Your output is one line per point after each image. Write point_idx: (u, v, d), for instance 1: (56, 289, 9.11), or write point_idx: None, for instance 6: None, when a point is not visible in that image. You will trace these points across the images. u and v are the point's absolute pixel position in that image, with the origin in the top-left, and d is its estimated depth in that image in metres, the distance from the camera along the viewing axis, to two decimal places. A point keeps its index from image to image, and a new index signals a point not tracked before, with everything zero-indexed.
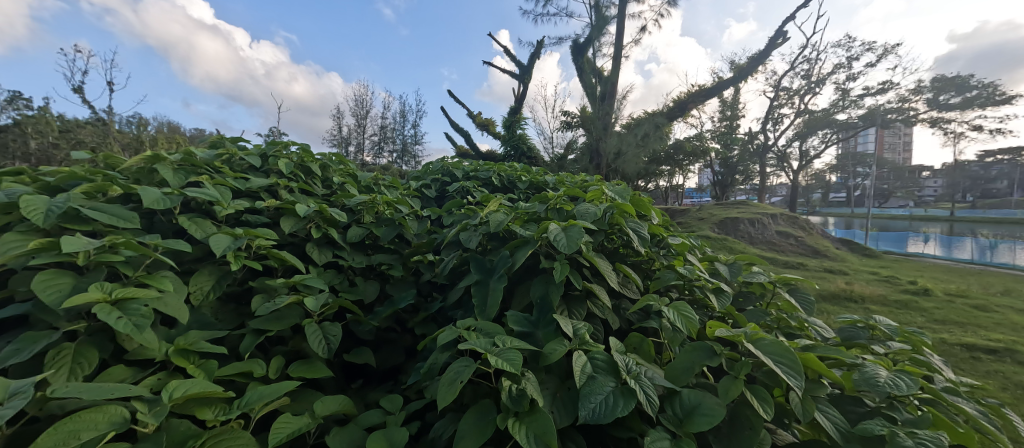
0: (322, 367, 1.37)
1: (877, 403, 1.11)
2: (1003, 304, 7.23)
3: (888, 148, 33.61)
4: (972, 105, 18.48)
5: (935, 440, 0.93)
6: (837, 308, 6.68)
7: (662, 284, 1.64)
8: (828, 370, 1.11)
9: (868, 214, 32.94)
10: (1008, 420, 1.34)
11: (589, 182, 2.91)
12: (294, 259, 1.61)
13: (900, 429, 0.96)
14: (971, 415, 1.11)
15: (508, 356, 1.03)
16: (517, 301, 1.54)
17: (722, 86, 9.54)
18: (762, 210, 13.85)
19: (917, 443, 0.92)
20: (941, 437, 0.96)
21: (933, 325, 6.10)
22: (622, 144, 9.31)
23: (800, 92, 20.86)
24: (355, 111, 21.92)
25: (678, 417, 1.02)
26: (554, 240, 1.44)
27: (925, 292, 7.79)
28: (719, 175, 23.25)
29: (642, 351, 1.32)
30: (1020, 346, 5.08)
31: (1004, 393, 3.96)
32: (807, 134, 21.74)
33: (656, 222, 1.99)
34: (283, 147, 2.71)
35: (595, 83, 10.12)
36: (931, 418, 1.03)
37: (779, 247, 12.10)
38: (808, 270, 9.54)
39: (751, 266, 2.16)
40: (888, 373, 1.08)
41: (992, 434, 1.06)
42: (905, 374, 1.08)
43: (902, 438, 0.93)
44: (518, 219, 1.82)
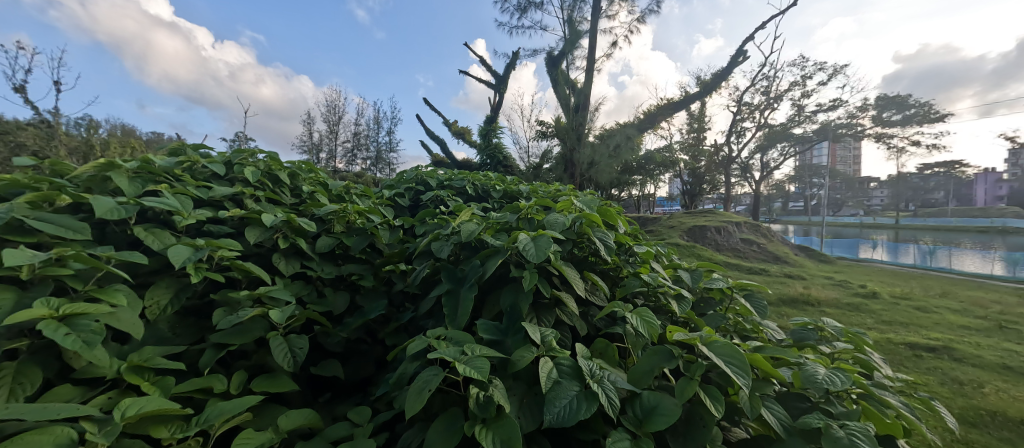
0: (288, 380, 1.35)
1: (817, 398, 1.19)
2: (941, 305, 7.85)
3: (840, 160, 35.92)
4: (912, 122, 20.09)
5: (865, 429, 1.02)
6: (795, 311, 7.08)
7: (627, 291, 1.74)
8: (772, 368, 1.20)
9: (823, 222, 35.04)
10: (936, 411, 1.48)
11: (560, 191, 2.98)
12: (259, 270, 1.57)
13: (834, 421, 1.04)
14: (895, 406, 1.24)
15: (476, 364, 1.06)
16: (487, 310, 1.56)
17: (689, 100, 9.95)
18: (727, 218, 14.48)
19: (848, 434, 0.99)
20: (871, 427, 1.05)
21: (880, 325, 6.54)
22: (595, 154, 9.55)
23: (760, 107, 22.05)
24: (327, 116, 21.50)
25: (638, 418, 1.07)
26: (523, 251, 1.49)
27: (873, 295, 8.37)
28: (687, 185, 24.10)
29: (608, 356, 1.37)
30: (955, 344, 5.52)
31: (941, 387, 4.31)
32: (767, 146, 22.96)
33: (622, 231, 2.07)
34: (250, 155, 2.65)
35: (570, 94, 10.36)
36: (863, 411, 1.11)
37: (744, 254, 12.67)
38: (769, 275, 10.04)
39: (711, 273, 2.27)
40: (826, 371, 1.16)
41: (910, 422, 1.19)
42: (841, 371, 1.17)
43: (835, 429, 1.00)
44: (490, 229, 1.86)
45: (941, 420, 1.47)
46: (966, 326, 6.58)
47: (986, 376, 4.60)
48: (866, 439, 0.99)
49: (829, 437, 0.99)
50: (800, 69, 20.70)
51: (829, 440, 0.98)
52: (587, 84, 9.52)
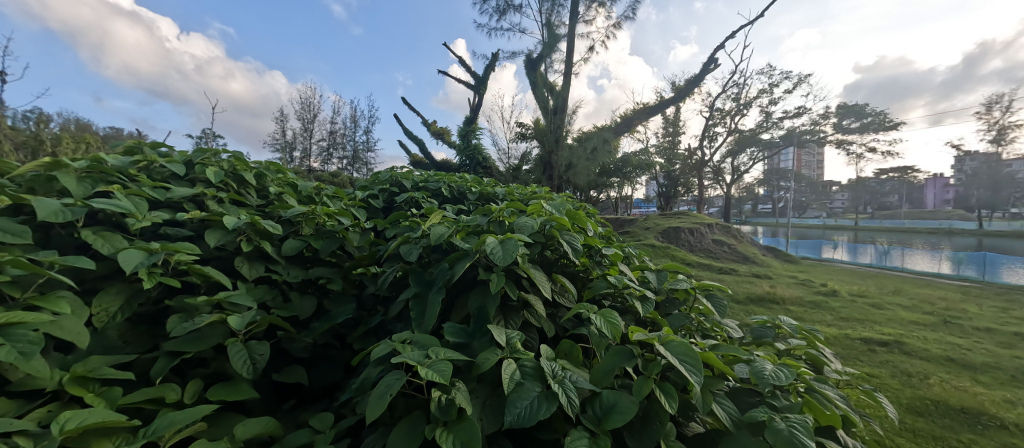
0: (247, 388, 1.31)
1: (765, 393, 1.26)
2: (893, 302, 8.36)
3: (805, 165, 37.70)
4: (869, 130, 21.30)
5: (804, 421, 1.08)
6: (761, 309, 7.39)
7: (594, 293, 1.78)
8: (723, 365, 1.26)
9: (789, 223, 36.71)
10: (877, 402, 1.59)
11: (535, 194, 3.01)
12: (219, 275, 1.53)
13: (777, 414, 1.11)
14: (835, 400, 1.32)
15: (439, 368, 1.07)
16: (455, 313, 1.57)
17: (664, 105, 10.21)
18: (700, 220, 14.95)
19: (788, 425, 1.06)
20: (810, 419, 1.12)
21: (839, 322, 6.90)
22: (572, 157, 9.66)
23: (731, 113, 22.88)
24: (301, 113, 20.91)
25: (597, 416, 1.10)
26: (490, 254, 1.50)
27: (833, 293, 8.83)
28: (663, 187, 24.72)
29: (572, 357, 1.41)
30: (905, 338, 5.90)
31: (891, 379, 4.60)
32: (738, 151, 23.84)
33: (591, 233, 2.12)
34: (213, 155, 2.56)
35: (548, 96, 10.43)
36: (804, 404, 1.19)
37: (715, 254, 13.12)
38: (738, 275, 10.44)
39: (677, 274, 2.35)
40: (773, 367, 1.23)
41: (848, 414, 1.27)
42: (786, 367, 1.24)
43: (777, 421, 1.07)
44: (460, 232, 1.87)
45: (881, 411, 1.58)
46: (914, 321, 7.03)
47: (931, 368, 4.94)
48: (805, 431, 1.05)
49: (772, 429, 1.05)
50: (768, 77, 21.61)
51: (771, 431, 1.04)
52: (565, 88, 9.61)
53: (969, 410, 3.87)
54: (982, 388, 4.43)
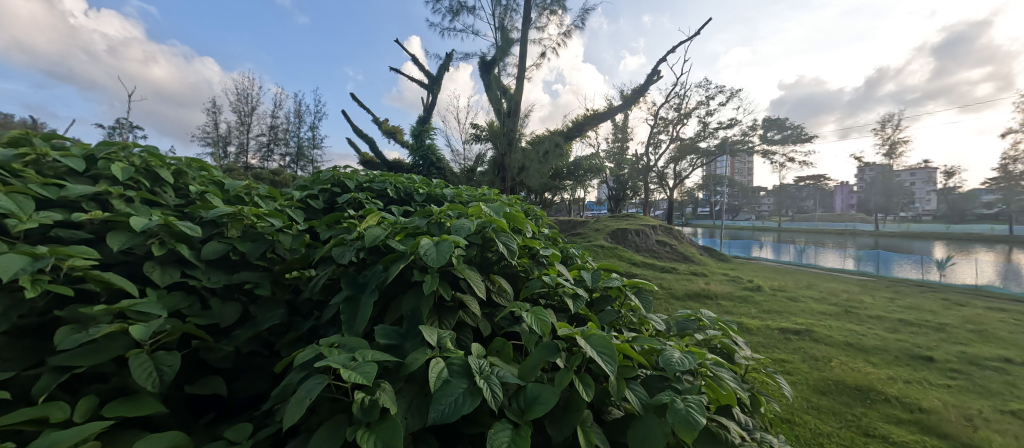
0: (152, 402, 1.22)
1: (671, 378, 1.47)
2: (807, 295, 9.40)
3: (737, 172, 41.16)
4: (789, 141, 23.72)
5: (699, 400, 1.30)
6: (697, 304, 7.99)
7: (530, 292, 1.85)
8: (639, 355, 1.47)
9: (723, 225, 39.93)
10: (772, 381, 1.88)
11: (483, 196, 3.02)
12: (122, 281, 1.40)
13: (679, 396, 1.31)
14: (730, 383, 1.57)
15: (363, 369, 1.07)
16: (389, 315, 1.55)
17: (612, 112, 10.66)
18: (645, 221, 15.80)
19: (686, 405, 1.26)
20: (704, 398, 1.33)
21: (762, 314, 7.64)
22: (525, 159, 9.76)
23: (673, 122, 24.44)
24: (237, 105, 19.36)
25: (521, 408, 1.16)
26: (424, 255, 1.51)
27: (758, 288, 9.72)
28: (612, 190, 25.83)
29: (503, 354, 1.46)
30: (815, 327, 6.66)
31: (803, 363, 5.18)
32: (679, 158, 25.49)
33: (530, 235, 2.18)
34: (122, 150, 2.31)
35: (502, 99, 10.44)
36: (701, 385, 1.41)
37: (658, 254, 13.94)
38: (678, 273, 11.18)
39: (612, 272, 2.48)
40: (678, 354, 1.44)
41: (738, 392, 1.52)
42: (688, 354, 1.45)
43: (677, 402, 1.27)
44: (397, 234, 1.85)
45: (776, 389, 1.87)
46: (823, 311, 7.96)
47: (834, 352, 5.61)
48: (699, 409, 1.26)
49: (672, 408, 1.25)
50: (705, 90, 23.36)
51: (671, 411, 1.24)
52: (518, 91, 9.68)
53: (861, 387, 4.44)
54: (873, 368, 5.10)
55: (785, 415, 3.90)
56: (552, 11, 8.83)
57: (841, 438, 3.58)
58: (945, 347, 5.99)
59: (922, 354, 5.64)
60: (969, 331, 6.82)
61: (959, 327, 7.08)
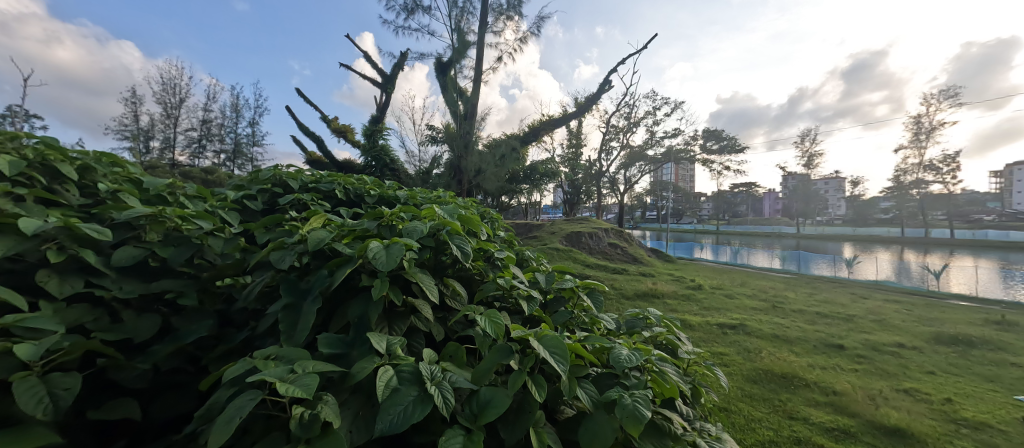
0: (45, 432, 1.05)
1: (620, 375, 1.53)
2: (742, 292, 10.19)
3: (681, 179, 43.89)
4: (725, 151, 25.67)
5: (644, 395, 1.37)
6: (645, 303, 8.39)
7: (484, 295, 1.83)
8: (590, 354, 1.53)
9: (669, 228, 42.36)
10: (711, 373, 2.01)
11: (439, 198, 2.94)
12: (7, 294, 1.21)
13: (627, 392, 1.37)
14: (673, 376, 1.66)
15: (304, 382, 0.99)
16: (334, 323, 1.46)
17: (566, 118, 10.89)
18: (598, 225, 16.33)
19: (633, 400, 1.32)
20: (649, 393, 1.41)
21: (703, 311, 8.18)
22: (482, 162, 9.46)
23: (623, 130, 25.55)
24: (162, 96, 17.58)
25: (473, 413, 1.14)
26: (373, 259, 1.44)
27: (700, 287, 10.39)
28: (567, 194, 26.48)
29: (456, 359, 1.43)
30: (748, 321, 7.23)
31: (738, 355, 5.59)
32: (629, 164, 26.67)
33: (484, 237, 2.17)
34: (11, 141, 2.00)
35: (459, 101, 9.98)
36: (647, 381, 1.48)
37: (610, 256, 14.47)
38: (628, 273, 11.68)
39: (566, 274, 2.53)
40: (626, 352, 1.52)
41: (680, 385, 1.61)
42: (636, 352, 1.53)
43: (625, 398, 1.32)
44: (344, 236, 1.75)
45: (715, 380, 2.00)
46: (755, 307, 8.66)
47: (764, 344, 6.12)
48: (645, 403, 1.33)
49: (620, 404, 1.30)
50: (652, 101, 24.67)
51: (619, 406, 1.29)
52: (475, 93, 9.44)
53: (786, 374, 4.87)
54: (796, 357, 5.62)
55: (722, 404, 4.18)
56: (509, 17, 8.86)
57: (770, 422, 3.90)
58: (853, 336, 6.75)
59: (835, 343, 6.31)
60: (871, 321, 7.73)
61: (864, 318, 7.99)
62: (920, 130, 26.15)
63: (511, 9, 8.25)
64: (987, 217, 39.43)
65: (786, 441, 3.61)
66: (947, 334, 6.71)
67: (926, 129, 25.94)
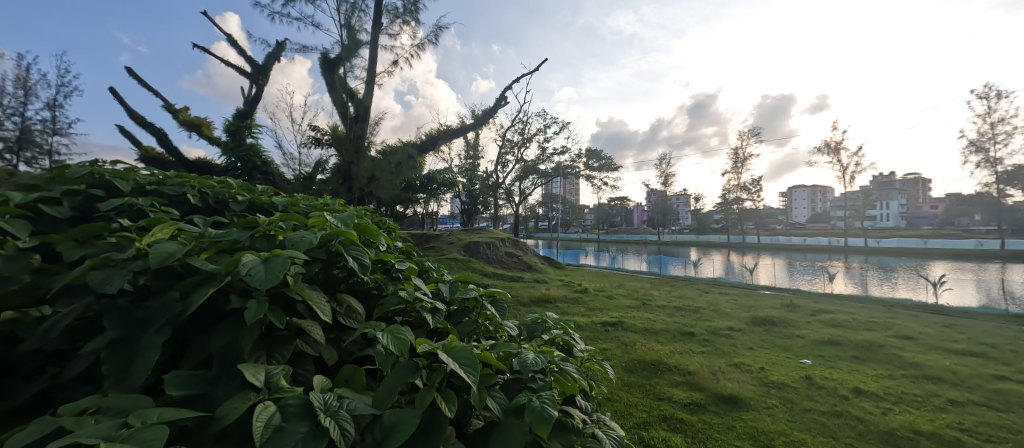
0: None
1: (525, 379, 1.56)
2: (619, 293, 11.42)
3: (569, 192, 47.71)
4: (605, 169, 28.75)
5: (551, 395, 1.41)
6: (539, 308, 8.82)
7: (384, 310, 1.69)
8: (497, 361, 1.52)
9: (559, 237, 45.59)
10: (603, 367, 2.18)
11: (329, 206, 2.62)
12: None
13: (534, 396, 1.39)
14: (573, 373, 1.76)
15: (146, 436, 0.77)
16: (189, 357, 1.17)
17: (468, 129, 9.95)
18: (495, 235, 16.66)
19: (541, 402, 1.36)
20: (554, 393, 1.46)
21: (588, 311, 8.93)
22: (376, 168, 7.41)
23: (517, 144, 26.73)
24: None
25: (376, 441, 1.02)
26: (248, 276, 1.22)
27: (586, 290, 11.35)
28: (465, 204, 26.57)
29: (354, 383, 1.29)
30: (625, 319, 8.12)
31: (616, 349, 6.21)
32: (523, 177, 27.94)
33: (382, 248, 2.01)
34: None
35: (349, 101, 7.68)
36: (551, 382, 1.53)
37: (507, 265, 14.90)
38: (523, 281, 12.17)
39: (468, 283, 2.49)
40: (531, 356, 1.56)
41: (580, 381, 1.71)
42: (540, 355, 1.59)
43: (532, 401, 1.35)
44: (205, 250, 1.44)
45: (606, 372, 2.17)
46: (630, 305, 9.79)
47: (638, 337, 6.93)
48: (551, 402, 1.38)
49: (528, 407, 1.32)
50: (542, 119, 26.40)
51: (526, 409, 1.31)
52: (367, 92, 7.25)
53: (655, 361, 5.58)
54: (661, 345, 6.49)
55: (606, 395, 4.58)
56: (406, 22, 8.56)
57: (642, 406, 4.40)
58: (701, 324, 8.08)
59: (688, 331, 7.45)
60: (713, 311, 9.37)
61: (707, 308, 9.65)
62: (736, 160, 33.22)
63: (408, 13, 7.99)
64: (782, 226, 51.64)
65: (656, 420, 4.11)
66: (760, 316, 8.50)
67: (742, 158, 33.01)
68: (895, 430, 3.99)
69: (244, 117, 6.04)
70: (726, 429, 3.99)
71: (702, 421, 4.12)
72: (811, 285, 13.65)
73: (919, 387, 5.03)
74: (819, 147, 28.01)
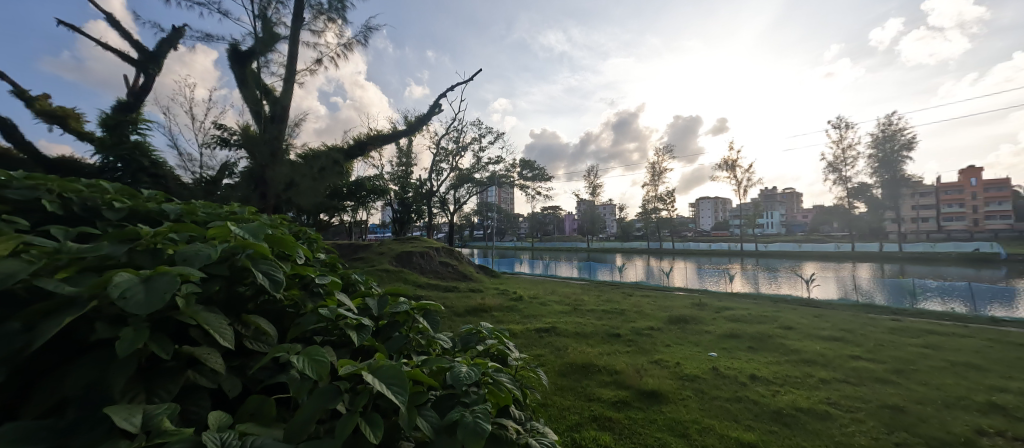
0: None
1: (458, 394, 1.52)
2: (552, 299, 11.74)
3: (504, 201, 48.27)
4: (538, 179, 29.63)
5: (485, 408, 1.39)
6: (474, 318, 8.73)
7: (301, 330, 1.53)
8: (429, 378, 1.46)
9: (494, 246, 45.83)
10: (537, 374, 2.19)
11: (236, 214, 2.32)
12: None
13: (468, 411, 1.36)
14: (507, 384, 1.74)
15: None
16: (33, 401, 0.94)
17: (401, 135, 9.52)
18: (429, 244, 16.20)
19: (474, 417, 1.33)
20: (487, 406, 1.44)
21: (523, 319, 9.05)
22: (295, 173, 6.72)
23: (452, 153, 26.45)
24: None
25: None
26: (122, 298, 1.02)
27: (521, 298, 11.50)
28: (397, 213, 25.57)
29: (261, 417, 1.13)
30: (558, 324, 8.34)
31: (549, 355, 6.34)
32: (458, 185, 27.66)
33: (301, 261, 1.83)
34: None
35: (264, 100, 6.97)
36: (484, 395, 1.50)
37: (441, 275, 14.56)
38: (458, 290, 11.99)
39: (399, 296, 2.36)
40: (464, 369, 1.53)
41: (514, 391, 1.71)
42: (473, 368, 1.56)
43: (465, 416, 1.31)
44: (64, 268, 1.19)
45: (540, 379, 2.19)
46: (562, 311, 10.10)
47: (570, 342, 7.15)
48: (485, 417, 1.35)
49: (460, 424, 1.29)
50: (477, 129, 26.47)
51: (459, 426, 1.27)
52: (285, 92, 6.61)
53: (586, 364, 5.79)
54: (591, 348, 6.77)
55: (540, 401, 4.64)
56: (331, 19, 8.05)
57: (574, 408, 4.54)
58: (626, 325, 8.60)
59: (614, 332, 7.88)
60: (637, 312, 10.03)
61: (631, 310, 10.32)
62: (653, 174, 36.34)
63: (333, 10, 7.52)
64: (692, 233, 57.48)
65: (586, 421, 4.25)
66: (675, 315, 9.28)
67: (659, 172, 36.14)
68: (782, 409, 4.56)
69: (128, 111, 5.18)
70: (648, 422, 4.25)
71: (628, 417, 4.34)
72: (716, 285, 15.26)
73: (799, 370, 5.85)
74: (720, 163, 31.76)
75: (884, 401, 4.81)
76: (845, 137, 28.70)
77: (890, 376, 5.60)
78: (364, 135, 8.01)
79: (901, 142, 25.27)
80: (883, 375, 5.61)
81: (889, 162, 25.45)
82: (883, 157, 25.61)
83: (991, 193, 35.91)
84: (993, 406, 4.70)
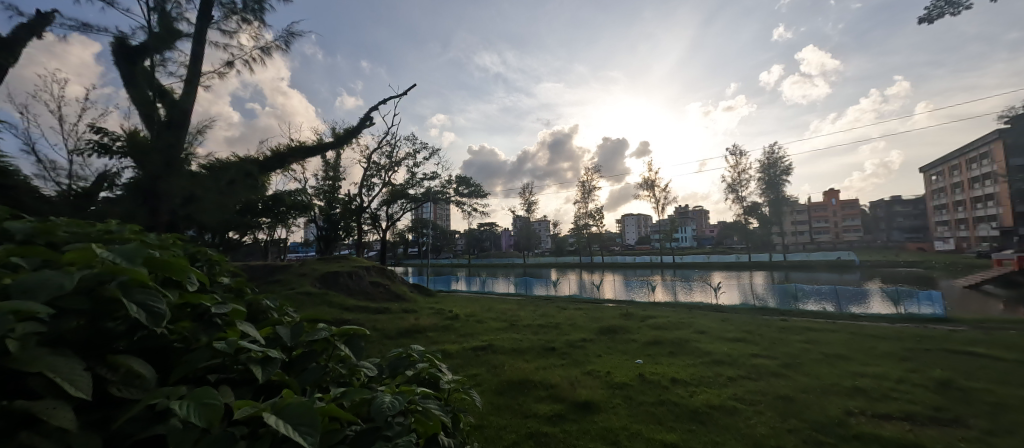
0: None
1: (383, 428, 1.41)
2: (490, 316, 11.63)
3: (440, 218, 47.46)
4: (473, 196, 29.53)
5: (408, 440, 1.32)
6: (406, 340, 8.32)
7: (190, 367, 1.31)
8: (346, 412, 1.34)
9: (429, 263, 44.58)
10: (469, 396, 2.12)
11: (114, 233, 1.96)
12: None
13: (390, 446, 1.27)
14: (435, 410, 1.67)
15: None
16: None
17: (326, 147, 8.84)
18: (358, 263, 15.18)
19: None
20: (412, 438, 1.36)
21: (458, 337, 8.85)
22: (197, 185, 5.81)
23: (384, 167, 25.38)
24: None
25: None
26: None
27: (456, 316, 11.26)
28: (322, 230, 23.73)
29: None
30: (495, 341, 8.28)
31: (488, 373, 6.23)
32: (390, 201, 26.53)
33: (192, 289, 1.58)
34: None
35: (158, 101, 6.02)
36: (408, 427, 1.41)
37: (371, 295, 13.70)
38: (389, 311, 11.39)
39: (318, 321, 2.14)
40: (389, 399, 1.43)
41: (443, 417, 1.64)
42: (398, 397, 1.46)
43: None
44: None
45: (472, 401, 2.12)
46: (499, 327, 10.06)
47: (506, 358, 7.11)
48: None
49: None
50: None
51: None
52: (185, 95, 5.80)
53: (522, 380, 5.79)
54: (527, 363, 6.80)
55: (476, 423, 4.50)
56: (246, 21, 7.36)
57: (511, 426, 4.47)
58: (561, 338, 8.80)
59: (549, 346, 8.00)
60: (569, 325, 10.32)
61: (565, 323, 10.58)
62: (584, 192, 38.27)
63: (249, 10, 6.87)
64: (619, 248, 61.43)
65: (522, 439, 4.20)
66: (605, 325, 9.71)
67: (588, 190, 38.16)
68: (698, 408, 4.95)
69: None
70: (582, 434, 4.34)
71: (563, 432, 4.39)
72: (641, 296, 16.27)
73: (711, 370, 6.42)
74: (641, 183, 34.51)
75: (778, 393, 5.44)
76: (740, 162, 33.01)
77: (781, 370, 6.40)
78: (283, 146, 7.36)
79: (782, 168, 29.77)
80: (775, 370, 6.38)
81: (774, 184, 29.73)
82: (771, 180, 29.87)
83: (847, 211, 43.57)
84: (856, 389, 5.55)
